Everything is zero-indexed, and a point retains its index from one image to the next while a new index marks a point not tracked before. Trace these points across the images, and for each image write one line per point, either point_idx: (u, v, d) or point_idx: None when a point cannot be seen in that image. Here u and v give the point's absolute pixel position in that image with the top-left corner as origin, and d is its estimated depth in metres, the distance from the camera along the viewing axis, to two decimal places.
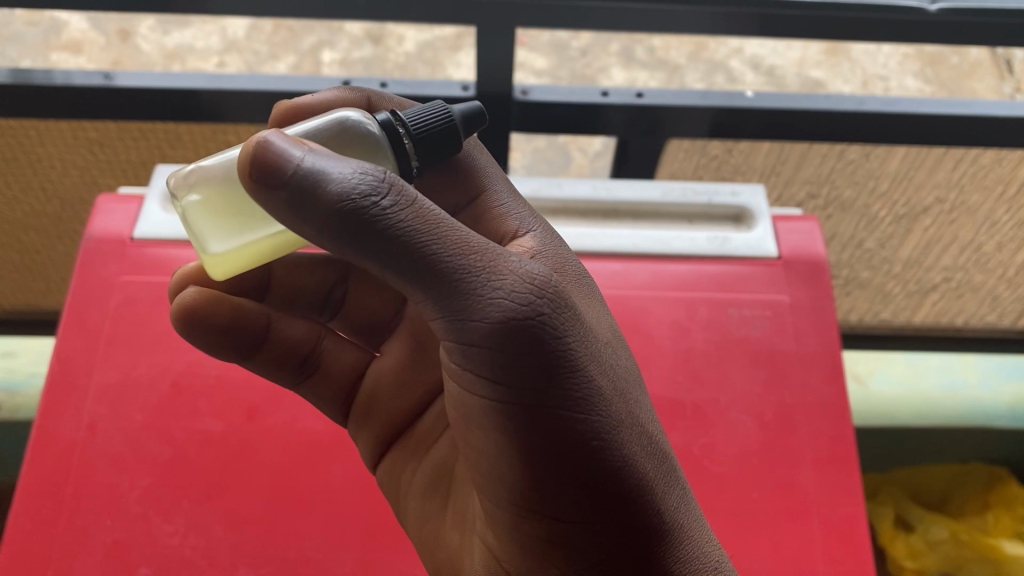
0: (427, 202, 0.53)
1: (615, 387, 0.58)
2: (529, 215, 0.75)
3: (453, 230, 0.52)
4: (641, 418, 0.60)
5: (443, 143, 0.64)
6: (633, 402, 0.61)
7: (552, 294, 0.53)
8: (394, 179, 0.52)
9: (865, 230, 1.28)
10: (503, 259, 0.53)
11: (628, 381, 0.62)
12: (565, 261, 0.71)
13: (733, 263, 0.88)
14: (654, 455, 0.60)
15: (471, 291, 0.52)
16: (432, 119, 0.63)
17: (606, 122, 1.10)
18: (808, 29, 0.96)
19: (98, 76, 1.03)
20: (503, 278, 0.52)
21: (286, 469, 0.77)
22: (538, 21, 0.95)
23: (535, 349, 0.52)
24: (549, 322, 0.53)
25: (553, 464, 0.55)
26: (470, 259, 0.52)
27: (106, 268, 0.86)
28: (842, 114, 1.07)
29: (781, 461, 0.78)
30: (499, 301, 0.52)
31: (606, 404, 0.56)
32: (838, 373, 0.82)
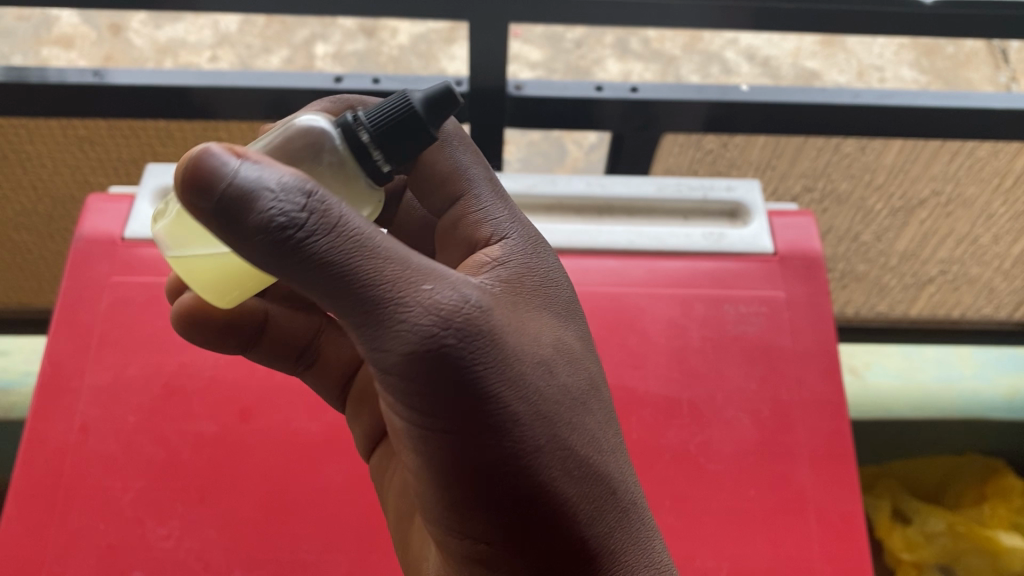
0: (349, 219, 0.49)
1: (541, 415, 0.54)
2: (511, 218, 0.66)
3: (370, 252, 0.49)
4: (581, 443, 0.56)
5: (408, 134, 0.59)
6: (576, 425, 0.56)
7: (461, 326, 0.50)
8: (317, 196, 0.48)
9: (861, 223, 1.28)
10: (413, 287, 0.50)
11: (579, 399, 0.58)
12: (538, 269, 0.63)
13: (728, 259, 0.88)
14: (590, 481, 0.56)
15: (377, 318, 0.49)
16: (391, 113, 0.58)
17: (600, 116, 1.09)
18: (803, 22, 0.96)
19: (88, 74, 1.02)
20: (409, 305, 0.49)
21: (280, 471, 0.76)
22: (532, 15, 0.94)
23: (441, 378, 0.50)
24: (455, 350, 0.50)
25: (464, 488, 0.54)
26: (380, 283, 0.49)
27: (96, 268, 0.85)
28: (839, 108, 1.06)
29: (778, 458, 0.77)
30: (400, 334, 0.49)
31: (523, 434, 0.53)
32: (834, 369, 0.82)
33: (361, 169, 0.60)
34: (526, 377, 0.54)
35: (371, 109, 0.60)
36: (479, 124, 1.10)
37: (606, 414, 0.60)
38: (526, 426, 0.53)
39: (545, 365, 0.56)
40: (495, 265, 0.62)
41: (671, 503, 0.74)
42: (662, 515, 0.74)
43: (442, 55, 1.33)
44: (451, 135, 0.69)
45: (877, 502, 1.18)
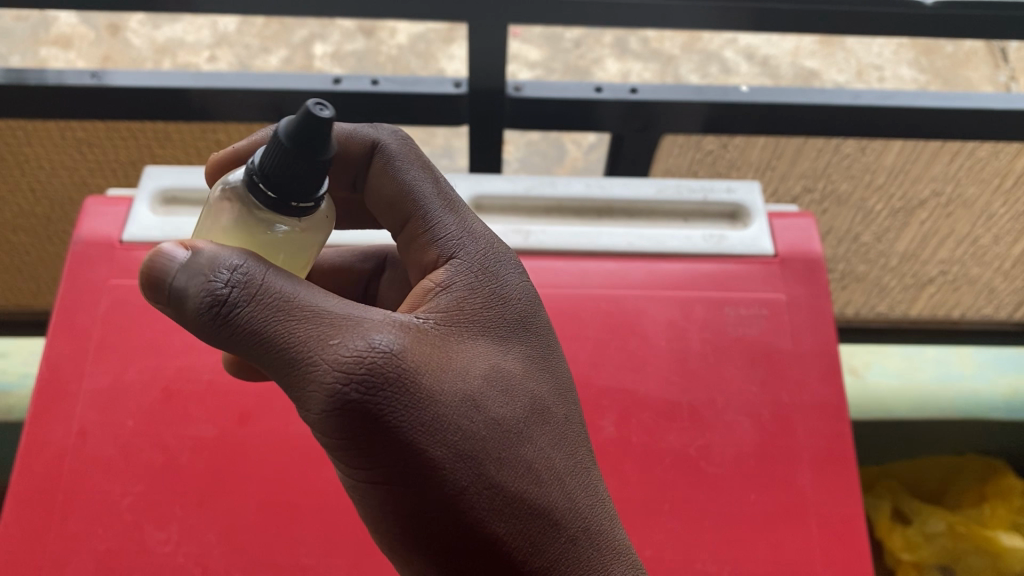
0: (265, 284, 0.50)
1: (466, 456, 0.52)
2: (461, 236, 0.62)
3: (285, 314, 0.50)
4: (518, 478, 0.54)
5: (302, 164, 0.53)
6: (511, 460, 0.54)
7: (365, 379, 0.49)
8: (236, 272, 0.50)
9: (862, 224, 1.27)
10: (320, 344, 0.50)
11: (521, 429, 0.55)
12: (487, 292, 0.59)
13: (728, 260, 0.88)
14: (528, 517, 0.54)
15: (293, 378, 0.50)
16: (278, 162, 0.53)
17: (599, 118, 1.09)
18: (803, 23, 0.95)
19: (86, 75, 1.01)
20: (318, 362, 0.49)
21: (278, 475, 0.76)
22: (531, 17, 0.94)
23: (357, 430, 0.50)
24: (369, 402, 0.49)
25: (401, 531, 0.54)
26: (294, 342, 0.49)
27: (94, 272, 0.85)
28: (839, 109, 1.06)
29: (779, 461, 0.77)
30: (309, 394, 0.49)
31: (445, 479, 0.52)
32: (835, 371, 0.82)
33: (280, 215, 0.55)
34: (447, 419, 0.52)
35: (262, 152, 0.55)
36: (479, 126, 1.10)
37: (560, 438, 0.57)
38: (448, 470, 0.52)
39: (475, 400, 0.54)
40: (434, 292, 0.58)
41: (671, 507, 0.74)
42: (662, 519, 0.74)
43: (441, 56, 1.33)
44: (398, 156, 0.66)
45: (877, 502, 1.18)
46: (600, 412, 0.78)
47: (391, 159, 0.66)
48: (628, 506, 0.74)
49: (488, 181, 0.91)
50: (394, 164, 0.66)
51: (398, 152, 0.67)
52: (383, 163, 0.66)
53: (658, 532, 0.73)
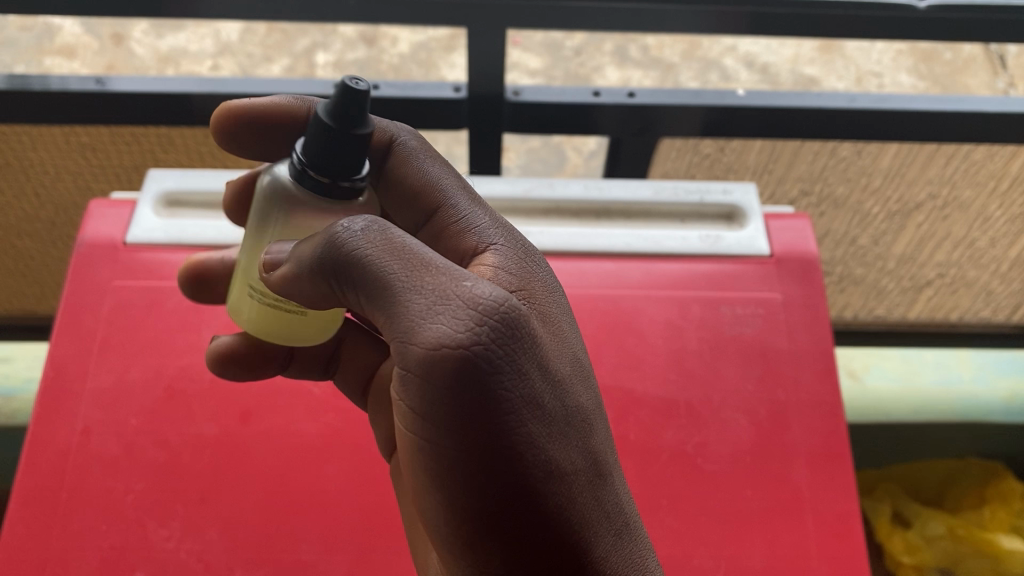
0: (402, 235, 0.52)
1: (561, 423, 0.53)
2: (494, 226, 0.65)
3: (415, 261, 0.51)
4: (592, 460, 0.56)
5: (342, 145, 0.55)
6: (588, 441, 0.56)
7: (500, 324, 0.50)
8: (380, 224, 0.53)
9: (859, 227, 1.28)
10: (456, 285, 0.50)
11: (591, 415, 0.57)
12: (548, 284, 0.62)
13: (725, 261, 0.89)
14: (593, 502, 0.55)
15: (420, 313, 0.50)
16: (321, 142, 0.55)
17: (598, 122, 1.10)
18: (799, 27, 0.97)
19: (90, 81, 1.03)
20: (453, 302, 0.50)
21: (281, 472, 0.77)
22: (530, 22, 0.95)
23: (476, 375, 0.49)
24: (497, 349, 0.50)
25: (474, 499, 0.52)
26: (427, 283, 0.50)
27: (98, 273, 0.86)
28: (835, 112, 1.07)
29: (775, 458, 0.78)
30: (436, 330, 0.49)
31: (542, 442, 0.52)
32: (831, 370, 0.83)
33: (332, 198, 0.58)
34: (550, 384, 0.54)
35: (304, 142, 0.57)
36: (477, 131, 1.11)
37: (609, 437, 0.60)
38: (545, 435, 0.52)
39: (567, 378, 0.56)
40: (494, 273, 0.61)
41: (668, 503, 0.75)
42: (660, 515, 0.74)
43: (443, 64, 1.35)
44: (419, 153, 0.70)
45: (877, 506, 1.18)
46: None
47: (409, 151, 0.70)
48: None
49: (486, 184, 0.93)
50: (416, 161, 0.69)
51: (414, 148, 0.70)
52: (404, 157, 0.69)
53: (655, 527, 0.74)
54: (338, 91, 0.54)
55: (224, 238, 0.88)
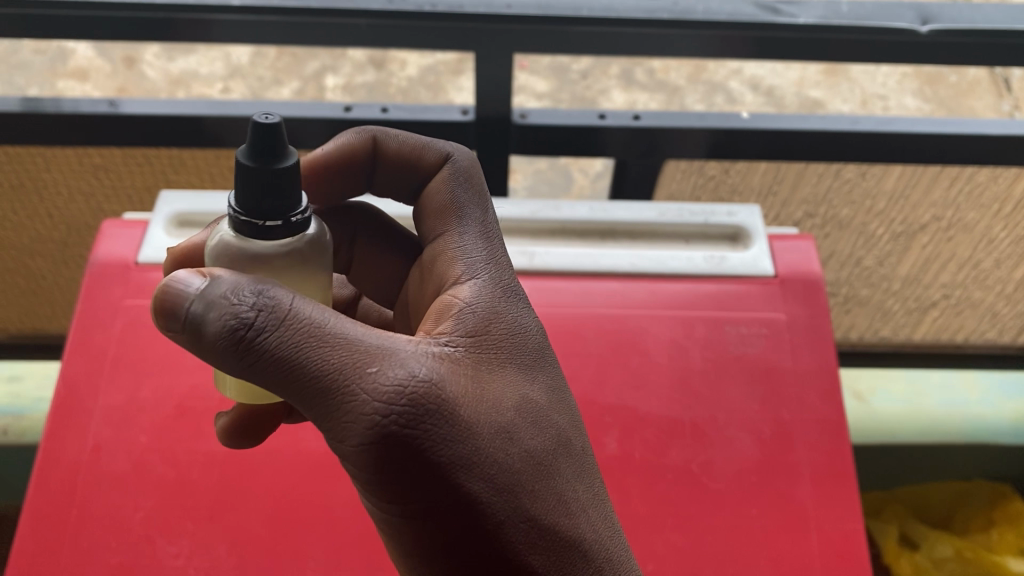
0: (302, 315, 0.51)
1: (502, 487, 0.54)
2: (484, 261, 0.65)
3: (316, 349, 0.51)
4: (549, 506, 0.56)
5: (267, 181, 0.54)
6: (541, 489, 0.56)
7: (409, 406, 0.51)
8: (274, 304, 0.51)
9: (863, 249, 1.28)
10: (360, 375, 0.51)
11: (548, 459, 0.57)
12: (513, 320, 0.61)
13: (729, 281, 0.89)
14: (558, 544, 0.56)
15: (330, 410, 0.51)
16: (253, 186, 0.54)
17: (604, 145, 1.11)
18: (803, 51, 0.98)
19: (103, 104, 1.05)
20: (356, 398, 0.50)
21: (288, 490, 0.77)
22: (538, 47, 0.97)
23: (397, 463, 0.51)
24: (409, 436, 0.51)
25: (436, 560, 0.56)
26: (330, 378, 0.51)
27: (109, 293, 0.87)
28: (837, 135, 1.09)
29: (780, 477, 0.78)
30: (350, 428, 0.51)
31: (481, 509, 0.54)
32: (836, 389, 0.83)
33: (274, 239, 0.56)
34: (482, 450, 0.54)
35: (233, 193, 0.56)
36: (484, 154, 1.12)
37: (579, 467, 0.60)
38: (485, 500, 0.54)
39: (509, 429, 0.56)
40: (460, 310, 0.60)
41: (674, 522, 0.75)
42: (665, 533, 0.74)
43: (451, 87, 1.36)
44: (459, 176, 0.70)
45: (886, 529, 1.18)
46: (603, 429, 0.79)
47: (450, 171, 0.70)
48: (631, 520, 0.75)
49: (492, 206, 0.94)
50: (450, 183, 0.70)
51: (466, 169, 0.71)
52: (446, 176, 0.70)
53: (661, 546, 0.74)
54: (259, 129, 0.53)
55: None
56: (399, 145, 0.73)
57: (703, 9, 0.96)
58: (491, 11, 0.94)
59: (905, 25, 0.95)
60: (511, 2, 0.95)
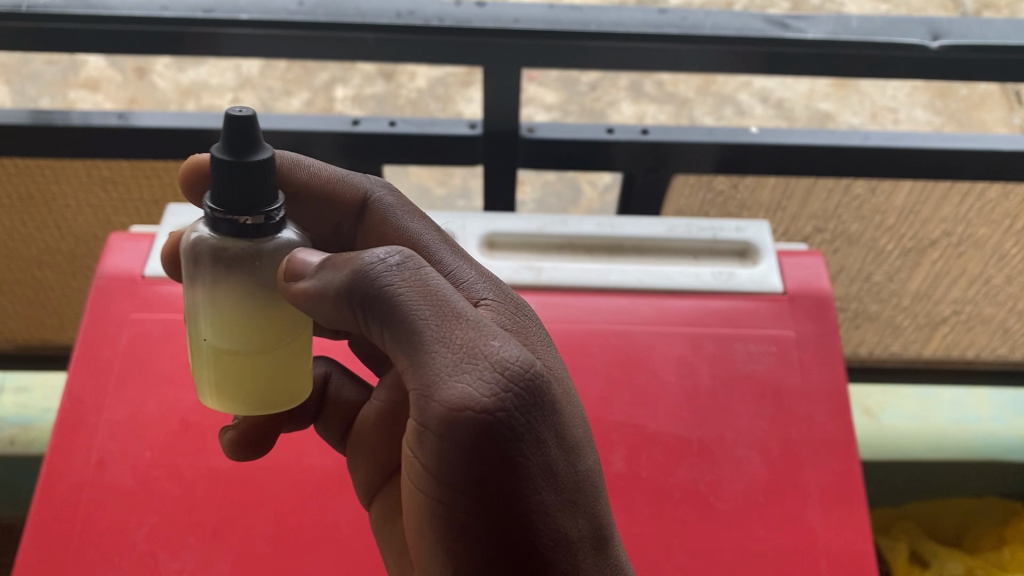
0: (439, 284, 0.53)
1: (572, 493, 0.54)
2: (481, 279, 0.63)
3: (446, 312, 0.52)
4: (599, 531, 0.56)
5: (248, 181, 0.52)
6: (598, 510, 0.56)
7: (524, 388, 0.51)
8: (418, 268, 0.54)
9: (873, 264, 1.27)
10: (486, 344, 0.52)
11: (602, 485, 0.58)
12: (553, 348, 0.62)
13: (738, 297, 0.88)
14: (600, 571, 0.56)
15: (445, 369, 0.51)
16: (231, 183, 0.52)
17: (612, 159, 1.11)
18: (813, 67, 0.98)
19: (113, 116, 1.08)
20: (479, 363, 0.51)
21: (291, 507, 0.77)
22: (545, 61, 0.97)
23: (495, 440, 0.50)
24: (517, 416, 0.51)
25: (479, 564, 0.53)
26: (456, 338, 0.52)
27: (116, 306, 0.87)
28: (848, 150, 1.09)
29: (788, 497, 0.77)
30: (460, 390, 0.50)
31: (551, 512, 0.53)
32: (844, 408, 0.82)
33: (258, 238, 0.55)
34: (564, 451, 0.54)
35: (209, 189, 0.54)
36: (492, 168, 1.12)
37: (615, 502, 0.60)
38: (556, 504, 0.53)
39: (582, 443, 0.56)
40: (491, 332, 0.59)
41: (680, 542, 0.74)
42: (671, 554, 0.73)
43: (460, 98, 1.36)
44: (394, 206, 0.70)
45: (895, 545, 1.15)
46: (609, 447, 0.78)
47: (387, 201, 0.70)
48: (637, 541, 0.74)
49: (499, 221, 0.93)
50: (392, 214, 0.70)
51: (393, 199, 0.71)
52: (379, 211, 0.70)
53: (667, 566, 0.73)
54: (231, 123, 0.51)
55: None
56: (307, 176, 0.71)
57: (712, 24, 0.95)
58: (498, 26, 0.93)
59: (915, 40, 0.95)
60: (519, 17, 0.95)
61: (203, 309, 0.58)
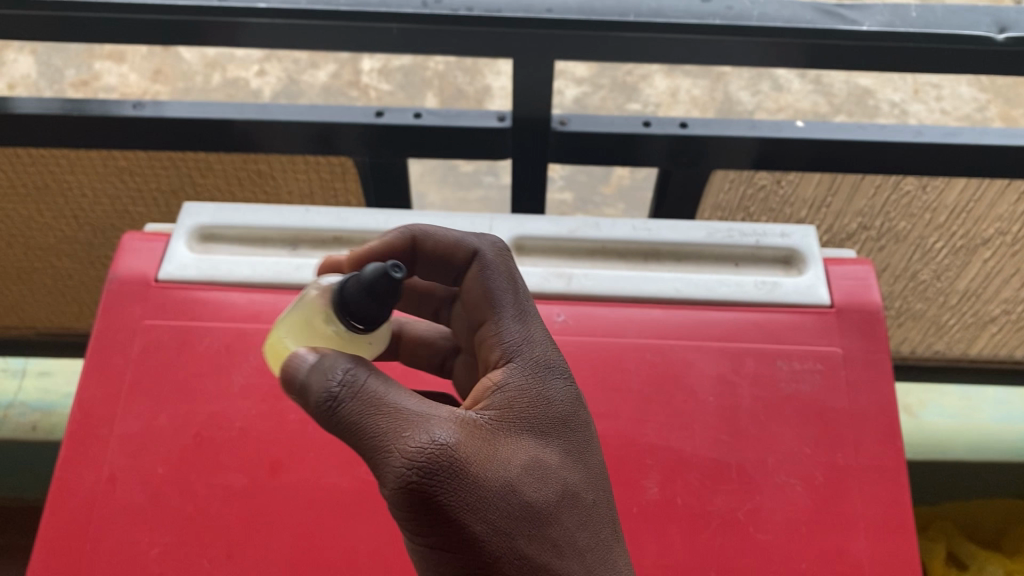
0: (349, 368, 0.53)
1: (509, 531, 0.52)
2: (528, 344, 0.60)
3: (349, 397, 0.52)
4: (559, 559, 0.53)
5: (367, 307, 0.58)
6: (551, 542, 0.54)
7: (416, 456, 0.50)
8: (331, 362, 0.53)
9: (920, 262, 1.20)
10: (380, 425, 0.51)
11: (564, 513, 0.54)
12: (552, 398, 0.58)
13: (782, 310, 0.83)
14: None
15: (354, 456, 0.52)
16: (359, 302, 0.58)
17: (648, 153, 1.05)
18: (864, 59, 0.92)
19: (128, 105, 1.02)
20: (373, 443, 0.51)
21: (309, 531, 0.73)
22: (580, 52, 0.92)
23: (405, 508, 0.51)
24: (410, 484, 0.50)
25: None
26: (355, 427, 0.52)
27: (129, 312, 0.82)
28: (901, 146, 1.02)
29: (834, 529, 0.72)
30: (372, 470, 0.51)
31: (489, 550, 0.52)
32: (894, 432, 0.76)
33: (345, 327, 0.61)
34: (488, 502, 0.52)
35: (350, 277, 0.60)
36: (521, 158, 1.07)
37: (598, 527, 0.56)
38: (492, 543, 0.52)
39: (519, 481, 0.53)
40: (491, 395, 0.57)
41: None
42: None
43: None
44: (496, 272, 0.64)
45: (932, 546, 1.14)
46: (643, 471, 0.74)
47: (482, 259, 0.65)
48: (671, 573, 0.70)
49: (530, 222, 0.88)
50: (489, 279, 0.64)
51: (491, 256, 0.65)
52: (478, 273, 0.65)
53: None
54: (393, 274, 0.57)
55: (260, 278, 0.84)
56: (432, 247, 0.68)
57: (759, 13, 0.88)
58: (532, 15, 0.88)
59: (981, 32, 0.88)
60: (553, 6, 0.88)
61: (304, 312, 0.64)
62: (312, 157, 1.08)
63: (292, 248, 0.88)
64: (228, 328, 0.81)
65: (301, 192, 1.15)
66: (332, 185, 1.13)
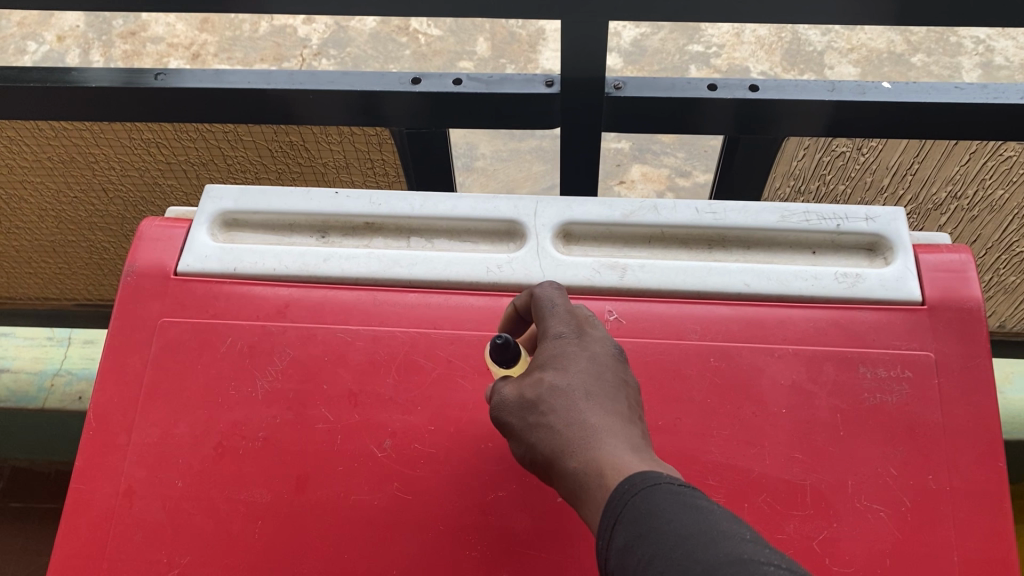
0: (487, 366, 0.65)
1: (522, 418, 0.55)
2: (553, 325, 0.58)
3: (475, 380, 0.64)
4: (556, 428, 0.53)
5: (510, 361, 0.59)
6: (550, 417, 0.53)
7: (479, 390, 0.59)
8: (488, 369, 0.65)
9: (1018, 233, 1.08)
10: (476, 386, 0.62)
11: (556, 393, 0.54)
12: (564, 344, 0.57)
13: (866, 308, 0.73)
14: (560, 452, 0.52)
15: None
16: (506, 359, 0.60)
17: (711, 119, 0.95)
18: (964, 13, 0.80)
19: (150, 75, 0.94)
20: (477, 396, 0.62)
21: (337, 553, 0.66)
22: (635, 11, 0.82)
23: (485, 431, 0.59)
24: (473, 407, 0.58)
25: None
26: None
27: (146, 309, 0.76)
28: (1005, 108, 0.89)
29: (923, 562, 0.64)
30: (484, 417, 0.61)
31: (520, 439, 0.55)
32: (994, 451, 0.67)
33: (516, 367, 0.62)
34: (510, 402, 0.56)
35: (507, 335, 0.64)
36: (572, 125, 0.98)
37: (603, 398, 0.53)
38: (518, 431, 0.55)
39: (525, 381, 0.56)
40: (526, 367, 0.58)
41: None
42: None
43: None
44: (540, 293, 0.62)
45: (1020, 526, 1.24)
46: (705, 494, 0.66)
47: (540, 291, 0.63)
48: None
49: (579, 205, 0.80)
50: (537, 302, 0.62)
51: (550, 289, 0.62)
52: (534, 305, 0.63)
53: None
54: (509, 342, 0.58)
55: (287, 271, 0.78)
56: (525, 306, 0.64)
57: None
58: None
59: None
60: None
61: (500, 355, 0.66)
62: (346, 127, 1.00)
63: (321, 237, 0.81)
64: (251, 327, 0.75)
65: (336, 162, 1.09)
66: (368, 156, 1.07)
